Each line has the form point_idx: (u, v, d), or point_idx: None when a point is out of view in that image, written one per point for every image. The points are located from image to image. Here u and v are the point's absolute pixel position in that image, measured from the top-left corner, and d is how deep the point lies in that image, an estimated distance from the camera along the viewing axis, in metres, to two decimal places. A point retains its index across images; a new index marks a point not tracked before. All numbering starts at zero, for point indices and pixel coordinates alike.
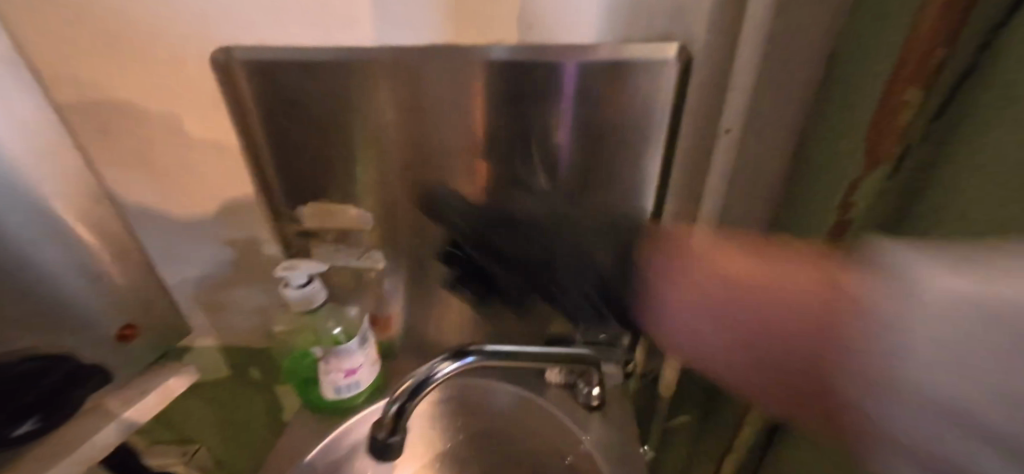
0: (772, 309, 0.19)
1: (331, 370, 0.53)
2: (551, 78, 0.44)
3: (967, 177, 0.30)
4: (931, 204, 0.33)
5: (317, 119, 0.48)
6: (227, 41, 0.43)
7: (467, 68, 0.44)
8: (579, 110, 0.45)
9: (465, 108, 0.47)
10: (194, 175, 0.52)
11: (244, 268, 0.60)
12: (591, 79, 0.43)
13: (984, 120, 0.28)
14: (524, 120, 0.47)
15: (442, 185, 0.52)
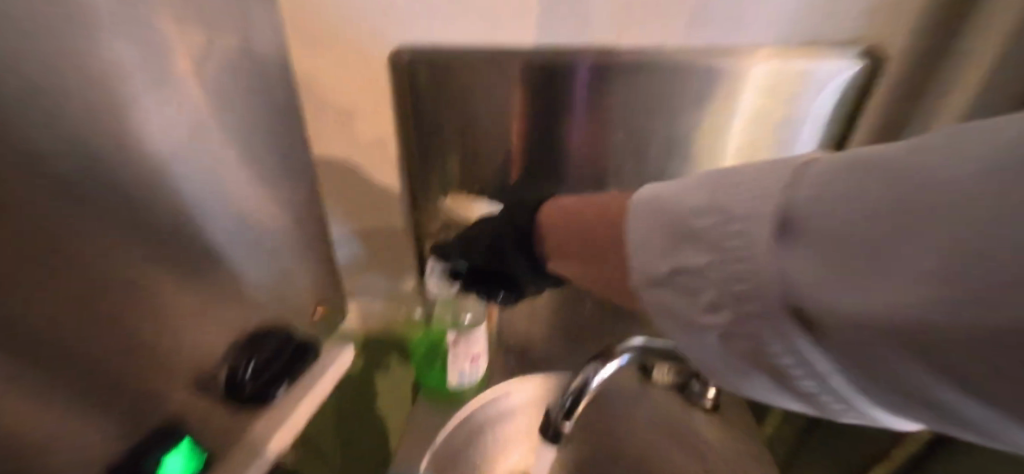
0: (577, 239, 0.38)
1: (458, 358, 0.58)
2: (715, 81, 0.48)
3: None
4: None
5: (471, 112, 0.51)
6: (404, 40, 0.46)
7: (633, 66, 0.47)
8: (725, 112, 0.50)
9: (617, 111, 0.50)
10: (354, 167, 0.55)
11: (377, 254, 0.62)
12: (783, 81, 0.48)
13: None
14: (666, 125, 0.51)
15: (574, 181, 0.55)
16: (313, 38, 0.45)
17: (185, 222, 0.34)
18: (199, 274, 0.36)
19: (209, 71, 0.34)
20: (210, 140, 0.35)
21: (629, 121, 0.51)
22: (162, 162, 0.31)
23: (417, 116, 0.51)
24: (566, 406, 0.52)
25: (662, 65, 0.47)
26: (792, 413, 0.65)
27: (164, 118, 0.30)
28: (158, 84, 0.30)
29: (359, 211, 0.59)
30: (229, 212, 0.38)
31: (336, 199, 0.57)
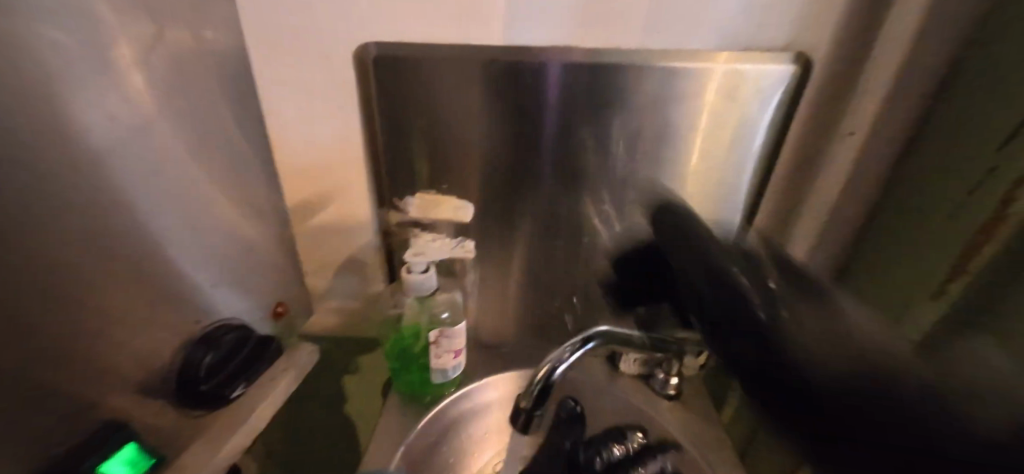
0: None
1: (442, 355, 0.57)
2: (662, 80, 0.48)
3: None
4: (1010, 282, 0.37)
5: (437, 109, 0.50)
6: (368, 35, 0.45)
7: (592, 68, 0.47)
8: (677, 110, 0.50)
9: (579, 109, 0.50)
10: (313, 164, 0.53)
11: (343, 255, 0.61)
12: (731, 82, 0.48)
13: None
14: (623, 124, 0.51)
15: (540, 179, 0.55)
16: (269, 32, 0.44)
17: (116, 211, 0.32)
18: (136, 271, 0.34)
19: (132, 57, 0.33)
20: (136, 127, 0.33)
21: (590, 119, 0.51)
22: (84, 141, 0.28)
23: (383, 111, 0.50)
24: (535, 394, 0.44)
25: (617, 65, 0.47)
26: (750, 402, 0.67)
27: (90, 99, 0.29)
28: (86, 64, 0.29)
29: (319, 210, 0.56)
30: (156, 205, 0.36)
31: (300, 203, 0.56)
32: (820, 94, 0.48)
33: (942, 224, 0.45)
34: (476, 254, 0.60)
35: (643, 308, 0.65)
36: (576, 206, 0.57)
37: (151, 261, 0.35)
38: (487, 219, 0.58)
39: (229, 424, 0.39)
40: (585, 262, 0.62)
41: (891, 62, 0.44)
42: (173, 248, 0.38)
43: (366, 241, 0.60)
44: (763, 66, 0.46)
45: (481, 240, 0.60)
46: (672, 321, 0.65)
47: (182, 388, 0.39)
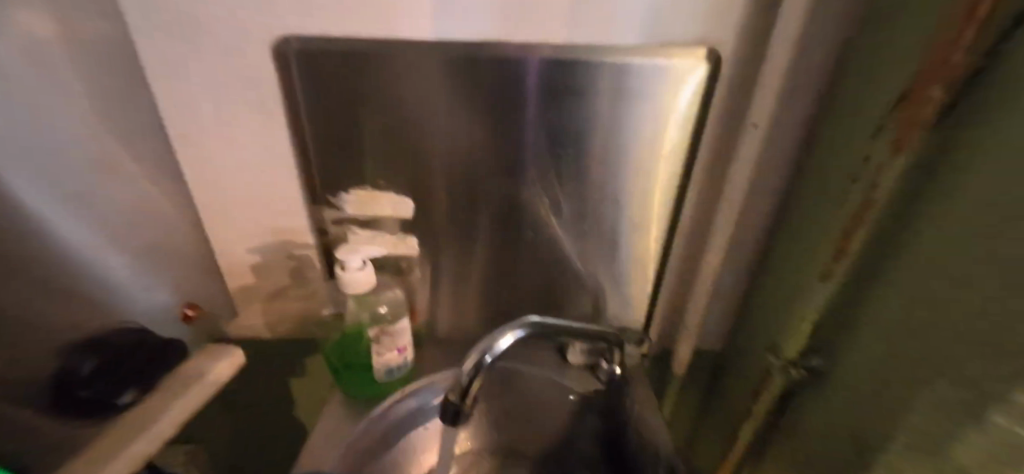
0: None
1: (383, 351, 0.57)
2: (577, 73, 0.47)
3: (934, 221, 0.31)
4: (899, 242, 0.35)
5: (364, 103, 0.49)
6: (285, 28, 0.44)
7: (508, 63, 0.47)
8: (596, 103, 0.49)
9: (500, 104, 0.49)
10: (238, 160, 0.52)
11: (279, 254, 0.60)
12: (647, 82, 0.47)
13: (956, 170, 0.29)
14: (546, 118, 0.50)
15: (472, 174, 0.54)
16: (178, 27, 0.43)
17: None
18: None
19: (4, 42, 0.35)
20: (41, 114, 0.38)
21: (511, 112, 0.50)
22: None
23: (309, 106, 0.49)
24: (462, 384, 0.44)
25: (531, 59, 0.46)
26: (692, 387, 0.69)
27: None
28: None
29: (249, 206, 0.56)
30: (57, 188, 0.40)
31: (229, 198, 0.55)
32: (733, 102, 0.48)
33: (817, 205, 0.43)
34: (419, 251, 0.60)
35: (588, 300, 0.65)
36: (511, 201, 0.56)
37: (73, 272, 0.43)
38: (425, 215, 0.58)
39: (135, 426, 0.44)
40: (528, 258, 0.62)
41: (811, 70, 0.42)
42: (67, 231, 0.41)
43: (302, 239, 0.59)
44: (670, 64, 0.46)
45: (422, 236, 0.60)
46: (616, 312, 0.66)
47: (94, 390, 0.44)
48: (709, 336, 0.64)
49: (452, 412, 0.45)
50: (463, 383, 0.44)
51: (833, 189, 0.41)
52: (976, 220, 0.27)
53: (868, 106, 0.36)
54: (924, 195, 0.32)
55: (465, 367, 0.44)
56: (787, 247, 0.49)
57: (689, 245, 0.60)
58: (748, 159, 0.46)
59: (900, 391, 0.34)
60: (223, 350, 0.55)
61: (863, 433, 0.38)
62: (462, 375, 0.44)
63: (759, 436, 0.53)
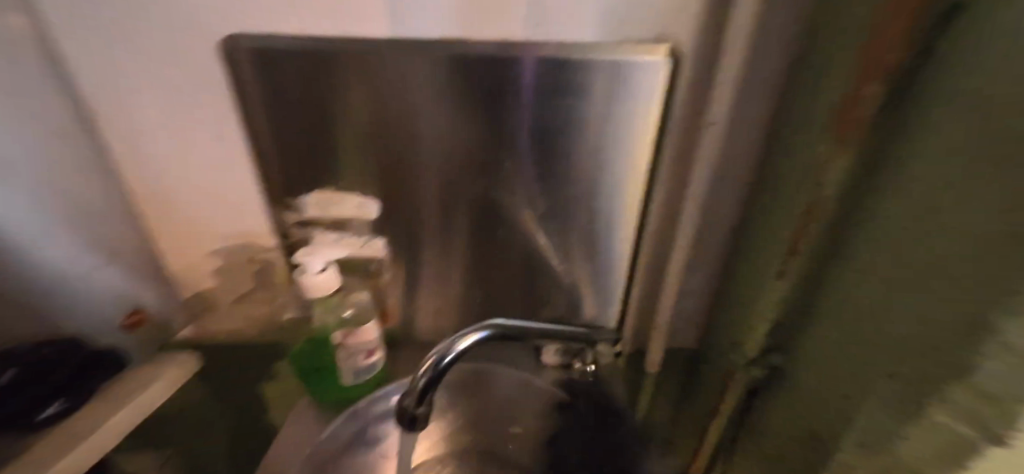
0: None
1: (350, 354, 0.56)
2: (531, 71, 0.46)
3: (887, 206, 0.30)
4: (859, 229, 0.34)
5: (318, 105, 0.48)
6: (233, 27, 0.43)
7: (464, 59, 0.46)
8: (556, 99, 0.48)
9: (457, 101, 0.48)
10: (191, 165, 0.51)
11: (243, 257, 0.59)
12: (607, 79, 0.46)
13: (907, 155, 0.28)
14: (507, 114, 0.49)
15: (435, 174, 0.54)
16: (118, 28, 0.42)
17: None
18: None
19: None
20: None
21: (470, 109, 0.49)
22: None
23: (263, 107, 0.48)
24: (417, 388, 0.44)
25: (488, 55, 0.45)
26: (667, 385, 0.68)
27: None
28: None
29: (207, 212, 0.54)
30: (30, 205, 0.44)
31: (186, 203, 0.54)
32: (693, 100, 0.48)
33: (778, 201, 0.43)
34: (387, 252, 0.60)
35: (561, 300, 0.65)
36: (477, 201, 0.56)
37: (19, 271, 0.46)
38: (390, 216, 0.57)
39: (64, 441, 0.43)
40: (497, 258, 0.61)
41: (767, 68, 0.41)
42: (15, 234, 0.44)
43: (265, 242, 0.58)
44: (630, 60, 0.45)
45: (388, 238, 0.59)
46: (589, 312, 0.66)
47: (17, 396, 0.44)
48: (681, 332, 0.64)
49: (409, 420, 0.45)
50: (418, 386, 0.43)
51: (792, 183, 0.40)
52: (911, 216, 0.28)
53: (820, 103, 0.36)
54: (879, 181, 0.31)
55: (421, 370, 0.43)
56: (752, 244, 0.48)
57: (657, 243, 0.60)
58: (708, 158, 0.45)
59: (847, 385, 0.35)
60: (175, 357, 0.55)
61: (824, 427, 0.38)
62: (418, 378, 0.43)
63: (726, 431, 0.54)
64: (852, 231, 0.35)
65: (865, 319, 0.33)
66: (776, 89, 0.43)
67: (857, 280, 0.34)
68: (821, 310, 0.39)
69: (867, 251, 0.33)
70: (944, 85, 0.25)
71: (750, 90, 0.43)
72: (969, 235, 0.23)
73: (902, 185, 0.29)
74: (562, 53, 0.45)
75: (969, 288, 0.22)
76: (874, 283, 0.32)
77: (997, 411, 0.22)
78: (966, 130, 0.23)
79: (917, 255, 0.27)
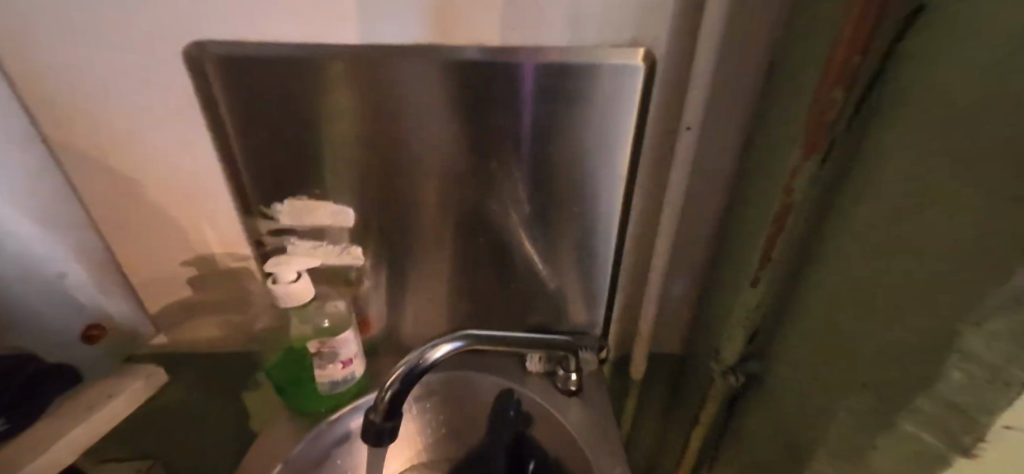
0: None
1: (327, 363, 0.55)
2: (507, 76, 0.46)
3: (856, 210, 0.30)
4: (830, 234, 0.33)
5: (290, 113, 0.47)
6: (202, 34, 0.43)
7: (439, 65, 0.46)
8: (532, 103, 0.48)
9: (432, 106, 0.48)
10: (161, 173, 0.50)
11: (218, 267, 0.58)
12: (582, 83, 0.46)
13: (875, 158, 0.28)
14: (484, 118, 0.49)
15: (411, 181, 0.53)
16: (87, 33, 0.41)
17: None
18: None
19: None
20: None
21: (446, 114, 0.48)
22: None
23: (234, 115, 0.47)
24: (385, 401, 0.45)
25: (464, 60, 0.45)
26: (652, 392, 0.68)
27: None
28: None
29: (178, 221, 0.54)
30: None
31: (158, 212, 0.53)
32: (669, 106, 0.48)
33: (754, 207, 0.42)
34: (365, 261, 0.59)
35: (543, 307, 0.64)
36: (455, 208, 0.55)
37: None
38: (367, 224, 0.56)
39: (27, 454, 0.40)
40: (477, 265, 0.61)
41: (741, 74, 0.41)
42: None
43: (241, 251, 0.57)
44: (606, 64, 0.45)
45: (367, 247, 0.58)
46: (572, 319, 0.65)
47: None
48: (664, 339, 0.64)
49: (374, 432, 0.46)
50: (385, 398, 0.45)
51: (765, 187, 0.40)
52: (880, 224, 0.27)
53: (789, 110, 0.36)
54: (848, 185, 0.31)
55: (389, 381, 0.45)
56: (729, 250, 0.48)
57: (638, 250, 0.59)
58: (683, 164, 0.45)
59: (822, 395, 0.34)
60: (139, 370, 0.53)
61: (800, 435, 0.37)
62: (386, 390, 0.45)
63: (707, 440, 0.53)
64: (824, 236, 0.34)
65: (837, 325, 0.32)
66: (751, 95, 0.42)
67: (829, 285, 0.33)
68: (796, 315, 0.38)
69: (838, 256, 0.32)
70: (915, 87, 0.24)
71: (724, 96, 0.43)
72: (939, 244, 0.22)
73: (871, 189, 0.28)
74: (536, 59, 0.45)
75: (939, 296, 0.22)
76: (846, 288, 0.31)
77: (960, 420, 0.21)
78: (933, 136, 0.22)
79: (886, 260, 0.27)
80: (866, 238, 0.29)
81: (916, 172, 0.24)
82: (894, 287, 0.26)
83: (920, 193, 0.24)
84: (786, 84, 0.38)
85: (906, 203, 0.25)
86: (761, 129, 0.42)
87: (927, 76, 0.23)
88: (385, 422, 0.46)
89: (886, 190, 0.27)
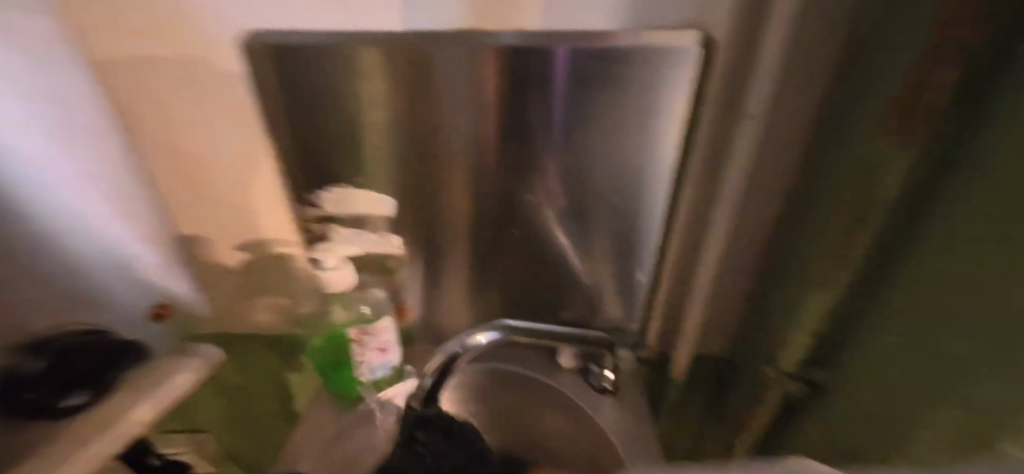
0: None
1: (367, 351, 0.56)
2: (555, 63, 0.44)
3: (971, 202, 0.27)
4: (937, 230, 0.30)
5: (335, 99, 0.47)
6: (254, 23, 0.43)
7: (483, 52, 0.44)
8: (579, 91, 0.46)
9: (477, 94, 0.47)
10: (215, 161, 0.51)
11: (265, 252, 0.59)
12: (633, 68, 0.44)
13: (996, 143, 0.25)
14: (530, 106, 0.47)
15: (453, 171, 0.52)
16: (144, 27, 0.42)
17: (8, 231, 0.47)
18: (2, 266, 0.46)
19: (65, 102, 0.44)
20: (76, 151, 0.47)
21: (494, 101, 0.47)
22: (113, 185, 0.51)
23: (284, 103, 0.48)
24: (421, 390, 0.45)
25: (510, 47, 0.43)
26: (695, 394, 0.65)
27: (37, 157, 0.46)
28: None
29: (228, 209, 0.55)
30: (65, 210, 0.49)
31: (210, 198, 0.54)
32: (727, 93, 0.45)
33: (831, 201, 0.39)
34: (404, 250, 0.59)
35: (582, 302, 0.63)
36: (493, 197, 0.54)
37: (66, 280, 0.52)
38: (407, 213, 0.56)
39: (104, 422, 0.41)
40: (516, 257, 0.60)
41: (813, 58, 0.38)
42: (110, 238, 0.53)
43: (287, 237, 0.58)
44: (662, 47, 0.42)
45: (406, 236, 0.58)
46: (612, 315, 0.63)
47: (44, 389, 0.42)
48: (710, 340, 0.61)
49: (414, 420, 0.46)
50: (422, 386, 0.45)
51: (846, 179, 0.36)
52: (998, 224, 0.24)
53: (875, 94, 0.32)
54: (961, 175, 0.28)
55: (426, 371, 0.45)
56: (798, 246, 0.45)
57: (685, 245, 0.56)
58: (742, 155, 0.42)
59: (903, 408, 0.31)
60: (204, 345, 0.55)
61: (871, 450, 0.34)
62: (422, 379, 0.45)
63: (758, 448, 0.50)
64: (931, 234, 0.30)
65: (934, 333, 0.29)
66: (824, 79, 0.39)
67: (930, 289, 0.30)
68: (881, 319, 0.35)
69: (946, 255, 0.29)
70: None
71: (791, 82, 0.39)
72: None
73: (992, 178, 0.25)
74: (590, 45, 0.43)
75: None
76: (950, 292, 0.28)
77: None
78: None
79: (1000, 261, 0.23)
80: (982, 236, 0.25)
81: None
82: (1007, 290, 0.23)
83: None
84: (868, 66, 0.34)
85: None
86: (835, 116, 0.39)
87: None
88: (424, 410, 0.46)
89: (1006, 179, 0.23)
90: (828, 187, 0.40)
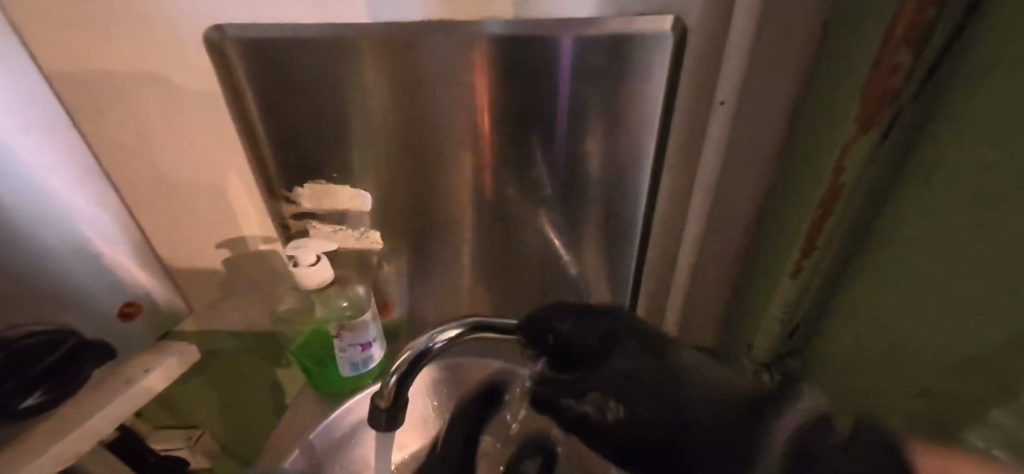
0: None
1: (347, 347, 0.56)
2: (525, 51, 0.43)
3: (919, 191, 0.26)
4: (891, 218, 0.29)
5: (309, 93, 0.47)
6: (220, 18, 0.43)
7: (455, 41, 0.44)
8: (557, 80, 0.45)
9: (454, 82, 0.46)
10: (187, 159, 0.51)
11: (245, 250, 0.59)
12: (601, 57, 0.43)
13: (946, 127, 0.24)
14: (505, 97, 0.47)
15: (432, 165, 0.52)
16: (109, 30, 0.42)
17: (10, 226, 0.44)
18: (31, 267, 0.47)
19: None
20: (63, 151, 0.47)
21: (466, 91, 0.46)
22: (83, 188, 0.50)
23: (259, 100, 0.48)
24: (392, 384, 0.44)
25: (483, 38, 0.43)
26: None
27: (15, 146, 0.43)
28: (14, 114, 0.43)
29: (204, 208, 0.55)
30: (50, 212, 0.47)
31: (189, 196, 0.54)
32: (702, 81, 0.44)
33: (799, 189, 0.38)
34: (384, 244, 0.59)
35: (566, 295, 0.62)
36: (471, 190, 0.54)
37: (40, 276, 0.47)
38: (385, 207, 0.56)
39: (54, 430, 0.41)
40: (497, 250, 0.59)
41: (784, 43, 0.37)
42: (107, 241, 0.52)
43: (267, 234, 0.58)
44: (631, 36, 0.42)
45: (385, 231, 0.58)
46: (597, 308, 0.63)
47: None
48: (696, 332, 0.60)
49: (384, 418, 0.45)
50: (390, 383, 0.44)
51: (813, 168, 0.35)
52: (953, 213, 0.23)
53: (846, 79, 0.31)
54: (910, 162, 0.27)
55: (396, 365, 0.44)
56: (770, 235, 0.44)
57: (668, 236, 0.55)
58: (715, 143, 0.41)
59: (870, 405, 0.30)
60: (177, 345, 0.52)
61: None
62: (391, 374, 0.44)
63: None
64: (886, 223, 0.30)
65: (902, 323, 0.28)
66: (799, 64, 0.37)
67: (890, 277, 0.29)
68: (847, 309, 0.34)
69: (898, 244, 0.28)
70: (1002, 34, 0.20)
71: (763, 69, 0.38)
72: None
73: (943, 162, 0.24)
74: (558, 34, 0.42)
75: None
76: (909, 281, 0.27)
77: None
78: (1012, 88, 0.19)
79: (965, 243, 0.22)
80: (937, 222, 0.25)
81: (999, 136, 0.20)
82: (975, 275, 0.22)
83: (1004, 164, 0.20)
84: (840, 49, 0.33)
85: (986, 173, 0.21)
86: (809, 101, 0.38)
87: (1007, 27, 0.19)
88: (392, 408, 0.45)
89: (965, 161, 0.22)
90: (797, 174, 0.39)
